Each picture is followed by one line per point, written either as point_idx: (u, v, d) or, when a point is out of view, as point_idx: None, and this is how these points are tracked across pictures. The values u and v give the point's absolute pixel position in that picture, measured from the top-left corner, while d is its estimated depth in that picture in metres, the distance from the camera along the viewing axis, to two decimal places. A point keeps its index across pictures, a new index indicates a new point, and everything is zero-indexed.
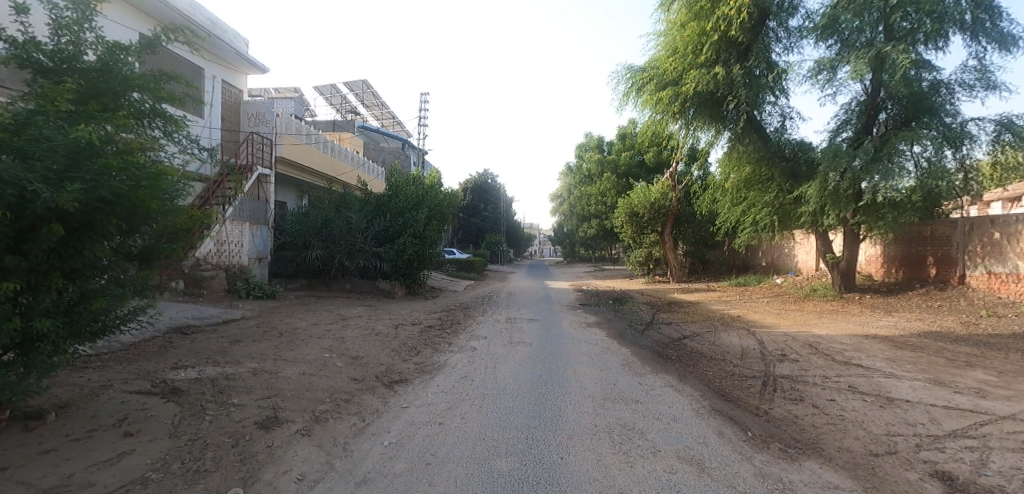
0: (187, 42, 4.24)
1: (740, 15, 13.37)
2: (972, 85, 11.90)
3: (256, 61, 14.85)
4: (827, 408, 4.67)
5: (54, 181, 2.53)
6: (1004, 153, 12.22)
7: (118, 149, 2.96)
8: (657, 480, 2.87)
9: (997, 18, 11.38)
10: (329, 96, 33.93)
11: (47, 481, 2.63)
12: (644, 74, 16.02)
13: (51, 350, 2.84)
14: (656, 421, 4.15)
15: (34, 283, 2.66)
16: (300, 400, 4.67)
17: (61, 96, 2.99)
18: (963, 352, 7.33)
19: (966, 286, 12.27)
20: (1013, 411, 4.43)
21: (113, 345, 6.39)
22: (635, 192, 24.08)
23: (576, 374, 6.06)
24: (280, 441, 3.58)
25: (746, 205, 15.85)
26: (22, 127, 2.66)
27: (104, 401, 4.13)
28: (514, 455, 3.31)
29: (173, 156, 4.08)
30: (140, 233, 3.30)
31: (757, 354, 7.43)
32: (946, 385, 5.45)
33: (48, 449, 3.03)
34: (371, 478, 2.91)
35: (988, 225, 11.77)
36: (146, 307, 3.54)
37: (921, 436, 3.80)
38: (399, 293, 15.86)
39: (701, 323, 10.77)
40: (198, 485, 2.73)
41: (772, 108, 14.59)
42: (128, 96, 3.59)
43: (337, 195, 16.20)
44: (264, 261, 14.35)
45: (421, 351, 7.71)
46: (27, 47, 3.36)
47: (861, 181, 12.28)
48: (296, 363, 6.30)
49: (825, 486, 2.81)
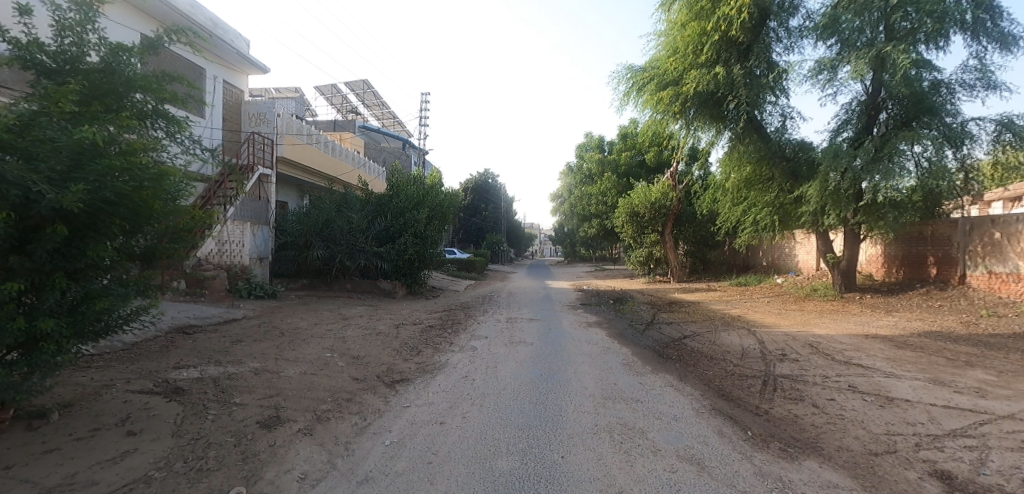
0: (189, 43, 4.24)
1: (740, 15, 13.36)
2: (972, 85, 11.90)
3: (257, 61, 14.87)
4: (827, 407, 4.69)
5: (58, 182, 2.56)
6: (1005, 153, 12.21)
7: (120, 149, 2.97)
8: (656, 479, 2.88)
9: (997, 17, 11.39)
10: (329, 96, 33.94)
11: (51, 480, 2.65)
12: (644, 74, 16.05)
13: (55, 350, 2.86)
14: (656, 420, 4.16)
15: (37, 283, 2.67)
16: (301, 400, 4.69)
17: (65, 96, 2.99)
18: (962, 352, 7.35)
19: (966, 286, 12.28)
20: (1012, 411, 4.43)
21: (115, 345, 6.41)
22: (636, 192, 24.12)
23: (577, 374, 6.08)
24: (283, 440, 3.59)
25: (746, 205, 15.87)
26: (27, 128, 2.70)
27: (107, 400, 4.15)
28: (515, 455, 3.32)
29: (175, 157, 4.10)
30: (142, 233, 3.31)
31: (757, 354, 7.44)
32: (945, 385, 5.46)
33: (52, 448, 3.05)
34: (372, 477, 2.92)
35: (988, 225, 11.77)
36: (149, 307, 3.56)
37: (920, 435, 3.81)
38: (399, 293, 15.88)
39: (702, 323, 10.78)
40: (201, 484, 2.74)
41: (772, 108, 14.60)
42: (131, 97, 3.60)
43: (338, 194, 16.23)
44: (265, 261, 14.36)
45: (423, 351, 7.74)
46: (30, 48, 3.38)
47: (861, 181, 12.30)
48: (297, 362, 6.31)
49: (824, 486, 2.82)
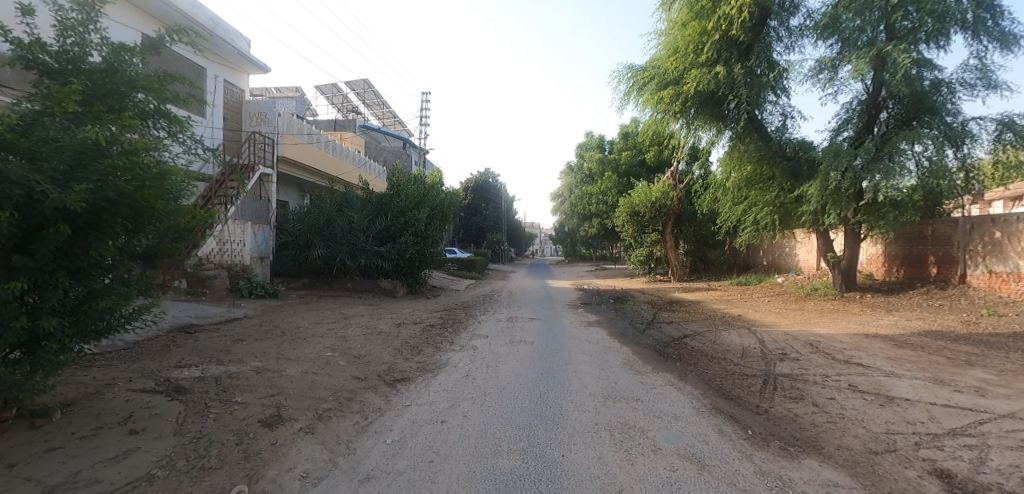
0: (191, 43, 4.23)
1: (741, 15, 13.33)
2: (973, 85, 11.89)
3: (258, 60, 14.87)
4: (827, 406, 4.70)
5: (60, 181, 2.57)
6: (1005, 153, 12.21)
7: (123, 149, 2.97)
8: (657, 477, 2.90)
9: (998, 17, 11.37)
10: (330, 96, 33.91)
11: (55, 477, 2.67)
12: (644, 74, 16.05)
13: (57, 349, 2.88)
14: (657, 419, 4.17)
15: (40, 283, 2.69)
16: (303, 398, 4.71)
17: (68, 96, 3.01)
18: (961, 351, 7.36)
19: (966, 285, 12.29)
20: (1012, 411, 4.43)
21: (117, 344, 6.42)
22: (636, 191, 24.15)
23: (577, 373, 6.08)
24: (284, 438, 3.61)
25: (746, 204, 15.88)
26: (30, 127, 2.70)
27: (109, 399, 4.17)
28: (515, 454, 3.33)
29: (177, 156, 4.10)
30: (144, 233, 3.32)
31: (757, 353, 7.44)
32: (945, 384, 5.45)
33: (56, 446, 3.07)
34: (374, 476, 2.94)
35: (989, 225, 11.76)
36: (151, 306, 3.58)
37: (920, 434, 3.81)
38: (400, 292, 15.88)
39: (702, 323, 10.75)
40: (203, 483, 2.75)
41: (773, 107, 14.63)
42: (134, 97, 3.61)
43: (339, 193, 16.25)
44: (266, 261, 14.37)
45: (423, 350, 7.75)
46: (32, 48, 3.38)
47: (862, 180, 12.29)
48: (298, 362, 6.33)
49: (824, 484, 2.83)
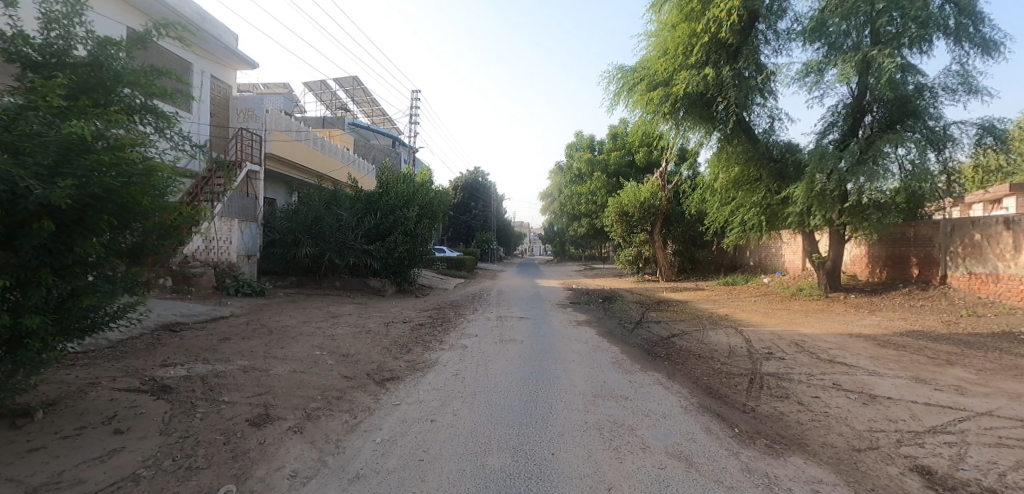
0: (180, 38, 4.12)
1: (729, 17, 13.49)
2: (955, 89, 12.20)
3: (247, 56, 14.67)
4: (812, 404, 4.80)
5: (46, 178, 2.51)
6: (986, 155, 12.60)
7: (108, 144, 2.89)
8: (646, 476, 2.93)
9: (980, 23, 11.70)
10: (317, 92, 33.33)
11: (37, 478, 2.61)
12: (634, 74, 16.19)
13: (40, 347, 2.82)
14: (645, 417, 4.22)
15: (22, 280, 2.61)
16: (291, 397, 4.68)
17: (53, 91, 2.92)
18: (942, 350, 7.55)
19: (948, 286, 12.60)
20: (991, 408, 4.57)
21: (100, 343, 6.28)
22: (626, 191, 24.38)
23: (566, 372, 6.10)
24: (273, 437, 3.58)
25: (733, 205, 16.19)
26: (13, 122, 2.63)
27: (93, 398, 4.08)
28: (505, 452, 3.35)
29: (164, 153, 4.02)
30: (129, 230, 3.23)
31: (744, 352, 7.57)
32: (926, 382, 5.63)
33: (38, 447, 3.00)
34: (364, 474, 2.93)
35: (970, 226, 12.07)
36: (137, 304, 3.52)
37: (902, 432, 3.92)
38: (390, 291, 15.80)
39: (691, 323, 10.83)
40: (191, 482, 2.72)
41: (761, 109, 14.79)
42: (119, 92, 3.52)
43: (327, 191, 16.04)
44: (253, 259, 14.16)
45: (413, 349, 7.71)
46: (15, 41, 3.30)
47: (847, 182, 12.57)
48: (286, 361, 6.25)
49: (809, 481, 2.89)
